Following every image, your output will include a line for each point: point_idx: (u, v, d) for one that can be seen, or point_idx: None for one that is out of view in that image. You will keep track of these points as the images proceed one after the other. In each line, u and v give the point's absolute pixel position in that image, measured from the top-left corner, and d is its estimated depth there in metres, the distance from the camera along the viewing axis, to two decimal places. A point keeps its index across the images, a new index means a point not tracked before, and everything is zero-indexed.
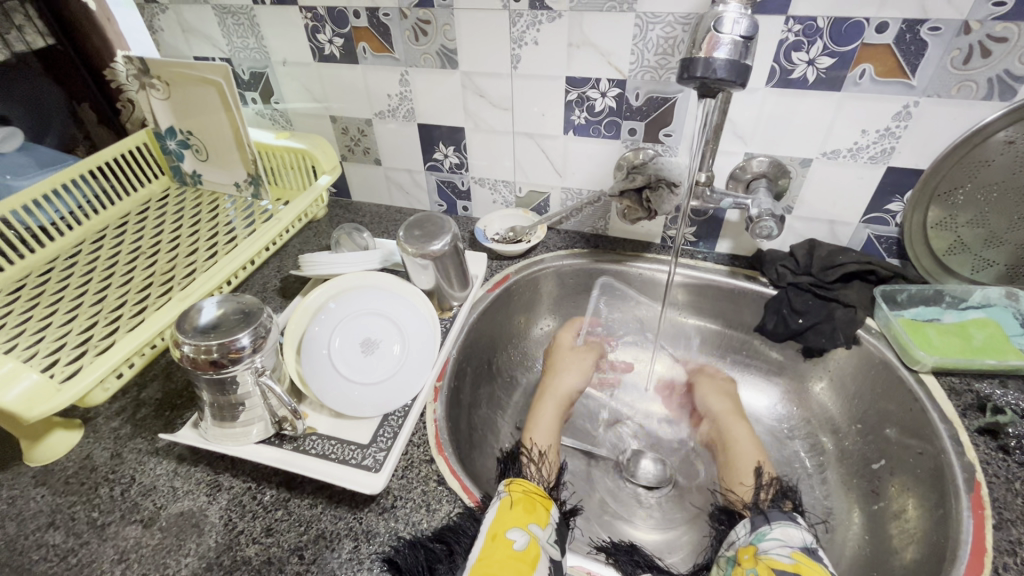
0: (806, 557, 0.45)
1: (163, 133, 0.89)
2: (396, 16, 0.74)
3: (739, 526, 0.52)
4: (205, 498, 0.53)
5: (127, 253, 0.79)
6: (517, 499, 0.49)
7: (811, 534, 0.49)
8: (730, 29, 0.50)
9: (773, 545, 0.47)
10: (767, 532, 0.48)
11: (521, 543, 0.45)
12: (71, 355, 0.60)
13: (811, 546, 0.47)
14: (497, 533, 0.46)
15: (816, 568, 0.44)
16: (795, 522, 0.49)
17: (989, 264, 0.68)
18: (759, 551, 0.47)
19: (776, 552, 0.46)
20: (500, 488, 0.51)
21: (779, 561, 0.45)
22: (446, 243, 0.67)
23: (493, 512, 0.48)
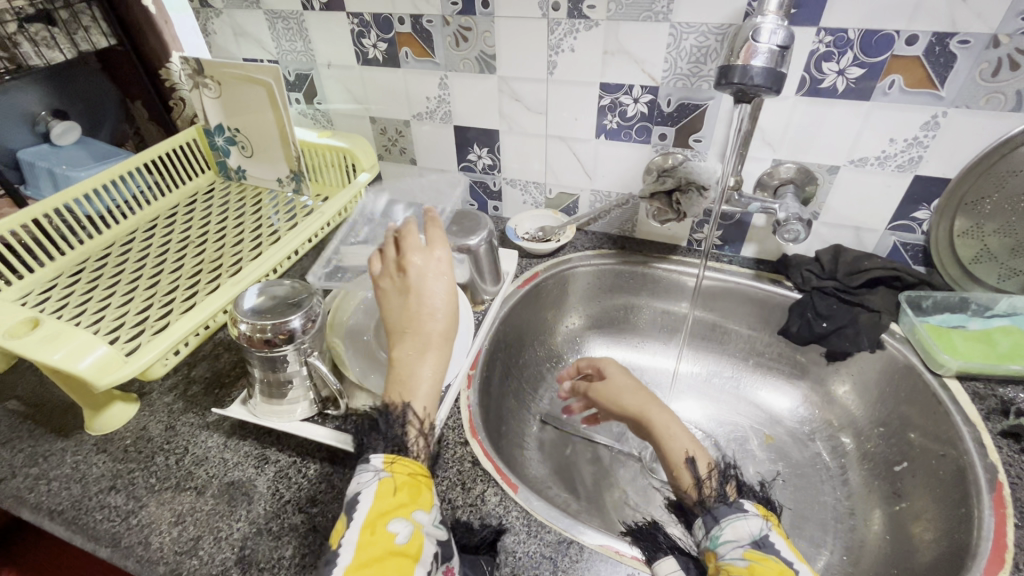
0: (759, 555, 0.42)
1: (213, 129, 0.94)
2: (438, 22, 0.77)
3: (694, 527, 0.48)
4: (253, 469, 0.57)
5: (177, 241, 0.84)
6: (399, 484, 0.45)
7: (763, 519, 0.45)
8: (767, 39, 0.53)
9: (728, 547, 0.44)
10: (720, 534, 0.45)
11: (403, 535, 0.43)
12: (130, 333, 0.65)
13: (764, 534, 0.44)
14: (378, 522, 0.43)
15: (771, 565, 0.41)
16: (742, 512, 0.46)
17: (1016, 273, 0.69)
18: (717, 555, 0.44)
19: (730, 554, 0.43)
20: (380, 469, 0.46)
21: (732, 564, 0.42)
22: (482, 239, 0.71)
23: (373, 498, 0.44)
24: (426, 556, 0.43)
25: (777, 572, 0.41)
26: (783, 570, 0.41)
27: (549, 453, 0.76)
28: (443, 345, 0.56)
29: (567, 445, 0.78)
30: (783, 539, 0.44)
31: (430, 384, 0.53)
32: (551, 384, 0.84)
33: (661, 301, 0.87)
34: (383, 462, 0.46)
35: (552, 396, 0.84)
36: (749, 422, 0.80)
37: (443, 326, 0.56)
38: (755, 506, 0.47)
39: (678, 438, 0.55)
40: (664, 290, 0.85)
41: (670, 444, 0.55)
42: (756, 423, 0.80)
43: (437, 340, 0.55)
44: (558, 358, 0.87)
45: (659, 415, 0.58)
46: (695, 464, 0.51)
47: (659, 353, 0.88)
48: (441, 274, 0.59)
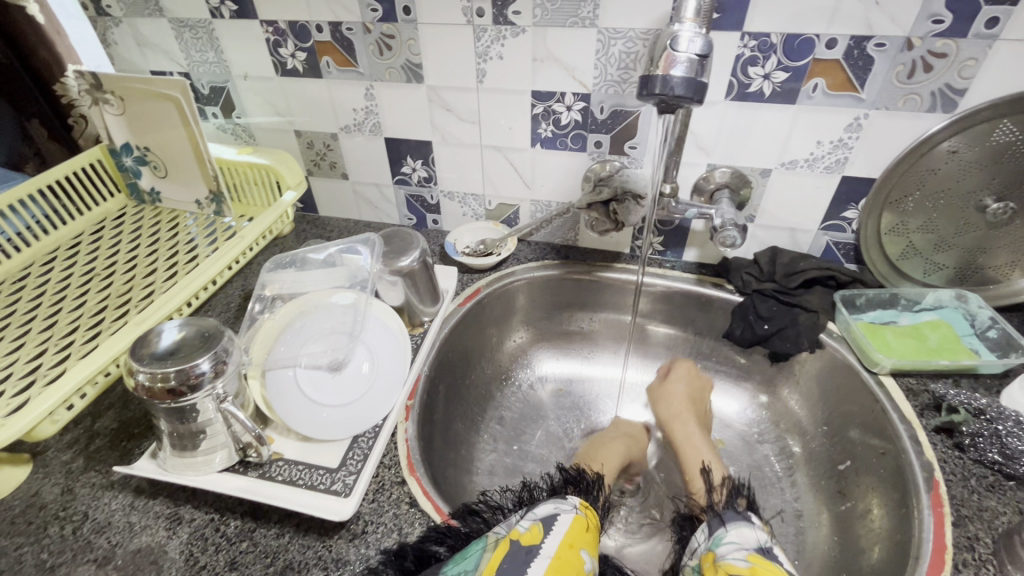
0: (762, 558, 0.44)
1: (119, 149, 0.86)
2: (359, 30, 0.73)
3: (700, 534, 0.52)
4: (164, 532, 0.51)
5: (80, 274, 0.75)
6: (590, 525, 0.50)
7: (766, 534, 0.49)
8: (686, 47, 0.52)
9: (729, 548, 0.47)
10: (723, 536, 0.48)
11: (589, 566, 0.45)
12: (17, 387, 0.57)
13: (766, 547, 0.47)
14: (572, 544, 0.46)
15: (771, 568, 0.43)
16: (749, 523, 0.50)
17: (940, 267, 0.71)
18: (716, 556, 0.46)
19: (732, 556, 0.45)
20: (577, 504, 0.51)
21: (734, 563, 0.44)
22: (414, 259, 0.68)
23: (572, 526, 0.48)
24: None
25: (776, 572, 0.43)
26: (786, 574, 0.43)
27: (500, 478, 0.73)
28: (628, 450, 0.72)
29: (520, 467, 0.75)
30: (786, 554, 0.47)
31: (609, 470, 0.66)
32: (501, 404, 0.81)
33: (608, 309, 0.85)
34: (579, 503, 0.51)
35: (502, 415, 0.81)
36: None
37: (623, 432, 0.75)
38: (759, 521, 0.51)
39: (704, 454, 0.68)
40: (610, 299, 0.84)
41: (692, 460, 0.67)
42: None
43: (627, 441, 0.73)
44: (506, 375, 0.84)
45: (682, 429, 0.71)
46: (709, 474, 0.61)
47: (610, 363, 0.87)
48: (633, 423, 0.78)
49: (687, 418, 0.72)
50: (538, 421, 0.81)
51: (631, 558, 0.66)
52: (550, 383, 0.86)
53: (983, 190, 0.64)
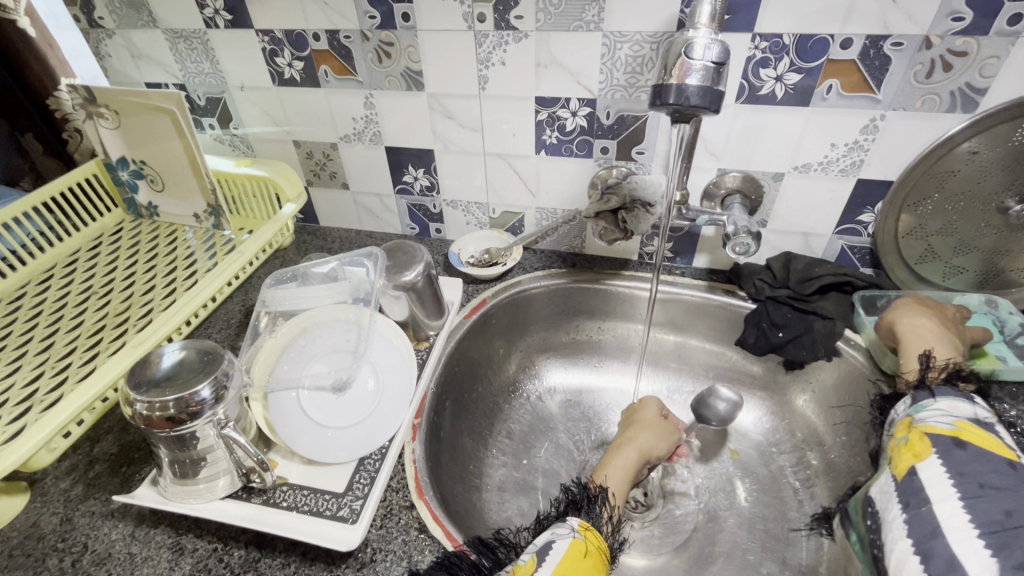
0: (970, 425, 0.48)
1: (115, 163, 0.84)
2: (357, 38, 0.71)
3: (901, 405, 0.56)
4: (166, 564, 0.49)
5: (77, 293, 0.74)
6: (590, 550, 0.47)
7: (989, 412, 0.50)
8: (702, 54, 0.49)
9: (932, 414, 0.51)
10: (928, 403, 0.52)
11: None
12: (13, 414, 0.55)
13: (982, 418, 0.49)
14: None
15: (980, 433, 0.47)
16: (968, 400, 0.51)
17: (960, 270, 0.69)
18: (917, 419, 0.51)
19: (936, 420, 0.50)
20: (576, 528, 0.48)
21: (936, 424, 0.49)
22: (418, 273, 0.66)
23: (565, 556, 0.45)
24: None
25: (984, 437, 0.46)
26: (1000, 445, 0.46)
27: (511, 494, 0.71)
28: (643, 443, 0.66)
29: (530, 482, 0.73)
30: (1011, 432, 0.48)
31: (617, 482, 0.61)
32: (509, 416, 0.80)
33: (617, 317, 0.83)
34: (577, 524, 0.49)
35: (510, 429, 0.79)
36: (712, 437, 0.78)
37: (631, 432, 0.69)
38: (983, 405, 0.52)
39: (941, 344, 0.58)
40: (618, 307, 0.82)
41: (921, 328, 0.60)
42: (720, 439, 0.78)
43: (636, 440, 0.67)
44: (513, 387, 0.82)
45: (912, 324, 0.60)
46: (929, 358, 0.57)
47: (619, 372, 0.85)
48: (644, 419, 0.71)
49: (917, 310, 0.62)
50: (547, 433, 0.79)
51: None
52: (559, 394, 0.84)
53: (1005, 191, 0.62)
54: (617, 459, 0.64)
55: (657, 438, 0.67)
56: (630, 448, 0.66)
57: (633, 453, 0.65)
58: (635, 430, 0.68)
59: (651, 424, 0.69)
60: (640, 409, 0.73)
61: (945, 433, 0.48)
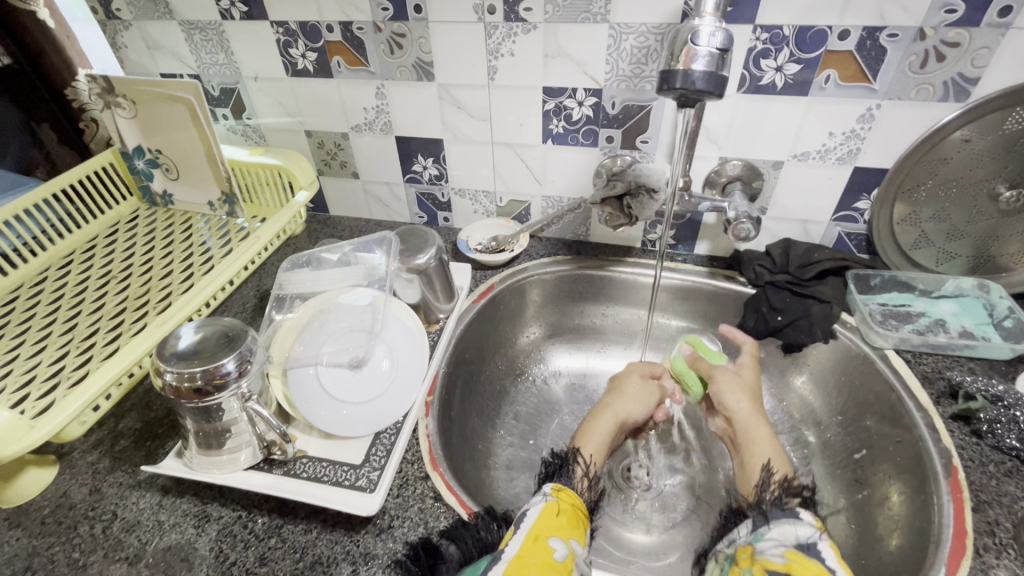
0: (799, 556, 0.47)
1: (131, 152, 0.86)
2: (370, 29, 0.73)
3: (744, 526, 0.54)
4: (193, 530, 0.52)
5: (97, 278, 0.76)
6: (562, 508, 0.50)
7: (814, 529, 0.49)
8: (707, 41, 0.52)
9: (770, 545, 0.49)
10: (765, 533, 0.51)
11: (560, 550, 0.45)
12: (42, 389, 0.57)
13: (810, 541, 0.48)
14: (539, 534, 0.46)
15: (809, 567, 0.45)
16: (795, 519, 0.51)
17: (952, 256, 0.71)
18: (755, 551, 0.50)
19: (771, 553, 0.48)
20: (548, 492, 0.52)
21: (771, 559, 0.48)
22: (430, 257, 0.69)
23: (539, 517, 0.48)
24: None
25: (811, 571, 0.45)
26: (821, 572, 0.45)
27: (518, 471, 0.73)
28: (621, 412, 0.67)
29: (537, 460, 0.75)
30: (833, 552, 0.46)
31: (594, 447, 0.62)
32: (515, 399, 0.82)
33: (621, 303, 0.86)
34: (550, 489, 0.52)
35: (517, 410, 0.81)
36: None
37: (609, 401, 0.70)
38: (811, 517, 0.51)
39: (776, 458, 0.61)
40: (622, 293, 0.85)
41: (747, 432, 0.65)
42: None
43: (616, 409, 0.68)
44: (519, 370, 0.85)
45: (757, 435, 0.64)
46: (766, 476, 0.59)
47: (623, 357, 0.88)
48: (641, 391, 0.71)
49: (756, 418, 0.66)
50: (552, 414, 0.82)
51: (650, 549, 0.67)
52: (564, 378, 0.86)
53: (995, 177, 0.64)
54: (595, 427, 0.65)
55: (635, 401, 0.70)
56: (608, 415, 0.67)
57: (611, 421, 0.66)
58: (612, 398, 0.70)
59: (630, 390, 0.71)
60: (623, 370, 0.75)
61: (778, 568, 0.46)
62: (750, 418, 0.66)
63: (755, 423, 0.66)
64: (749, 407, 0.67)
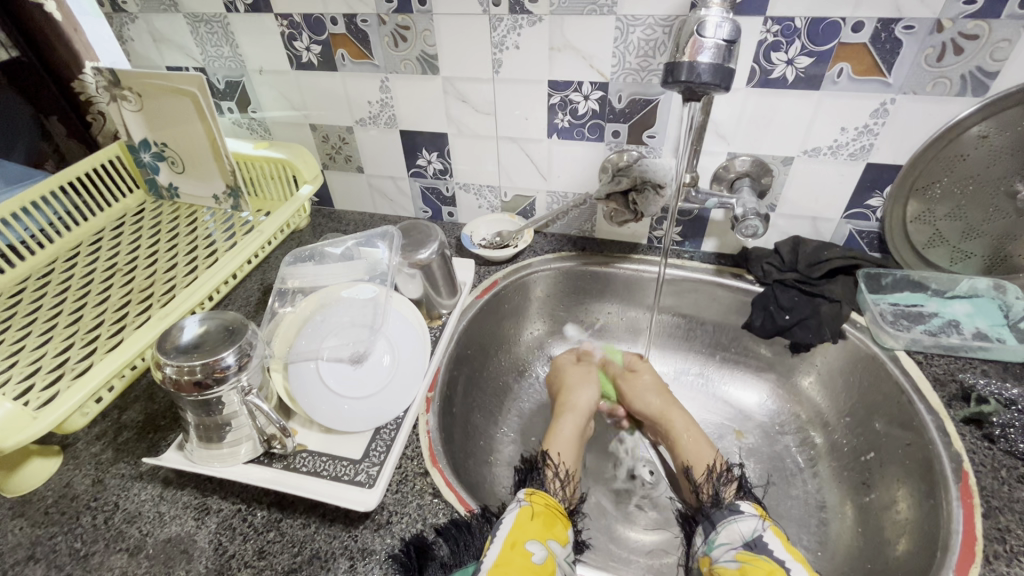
0: (750, 556, 0.47)
1: (137, 145, 0.86)
2: (374, 22, 0.73)
3: (696, 535, 0.54)
4: (193, 522, 0.52)
5: (103, 270, 0.76)
6: (537, 512, 0.51)
7: (757, 520, 0.50)
8: (713, 33, 0.51)
9: (722, 550, 0.49)
10: (715, 538, 0.51)
11: (540, 555, 0.46)
12: (46, 380, 0.57)
13: (755, 536, 0.48)
14: (517, 540, 0.47)
15: (761, 565, 0.46)
16: (736, 516, 0.51)
17: (968, 255, 0.70)
18: (712, 561, 0.49)
19: (725, 559, 0.48)
20: (522, 497, 0.52)
21: (725, 566, 0.48)
22: (433, 252, 0.68)
23: (514, 522, 0.49)
24: None
25: (765, 569, 0.45)
26: (773, 569, 0.45)
27: None
28: (581, 413, 0.69)
29: None
30: (779, 540, 0.48)
31: (564, 446, 0.64)
32: (518, 395, 0.82)
33: (625, 300, 0.85)
34: (524, 494, 0.53)
35: (519, 407, 0.81)
36: (720, 420, 0.79)
37: (565, 400, 0.71)
38: (751, 507, 0.52)
39: (699, 456, 0.63)
40: (627, 291, 0.84)
41: (672, 428, 0.68)
42: (726, 420, 0.79)
43: (569, 405, 0.71)
44: (522, 367, 0.84)
45: (677, 432, 0.67)
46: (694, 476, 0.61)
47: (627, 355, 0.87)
48: (584, 383, 0.74)
49: (670, 411, 0.70)
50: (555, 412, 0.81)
51: (651, 548, 0.66)
52: None
53: (1014, 175, 0.62)
54: (561, 429, 0.66)
55: (589, 395, 0.72)
56: (569, 417, 0.68)
57: (573, 422, 0.68)
58: (569, 397, 0.72)
59: (575, 384, 0.73)
60: (566, 369, 0.77)
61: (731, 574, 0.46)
62: (665, 412, 0.70)
63: (670, 413, 0.70)
64: (660, 401, 0.71)
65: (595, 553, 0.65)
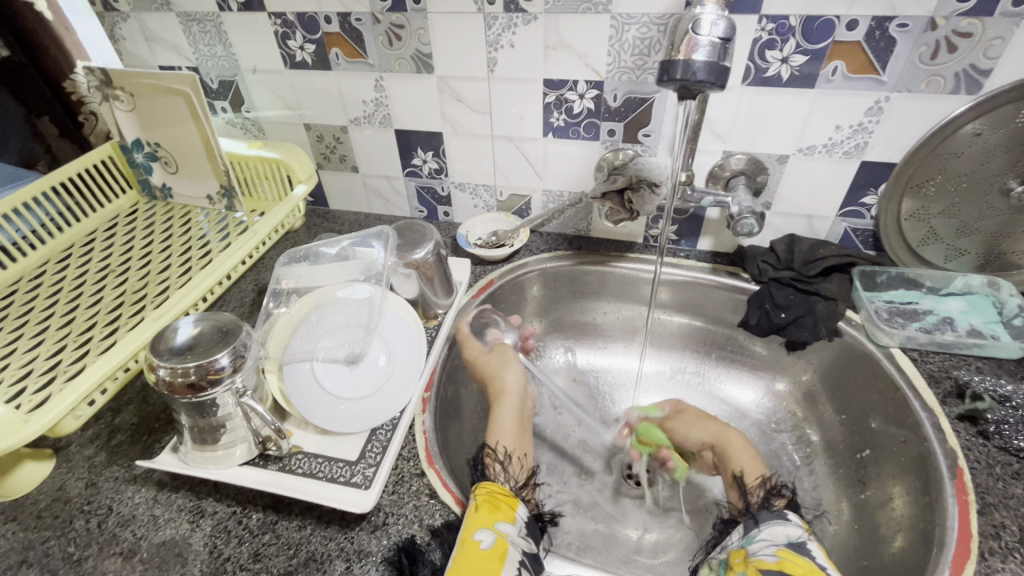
0: (792, 554, 0.47)
1: (130, 146, 0.85)
2: (368, 21, 0.72)
3: (733, 532, 0.54)
4: (187, 525, 0.52)
5: (95, 271, 0.75)
6: (480, 499, 0.51)
7: (803, 529, 0.50)
8: (708, 31, 0.51)
9: (762, 546, 0.49)
10: (756, 534, 0.51)
11: (487, 540, 0.47)
12: (39, 383, 0.57)
13: (800, 541, 0.49)
14: (463, 535, 0.47)
15: (801, 564, 0.46)
16: (783, 519, 0.51)
17: (962, 253, 0.70)
18: (749, 552, 0.49)
19: (764, 553, 0.48)
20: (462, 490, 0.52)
21: (764, 559, 0.47)
22: (428, 252, 0.68)
23: (459, 514, 0.49)
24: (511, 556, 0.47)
25: (805, 568, 0.45)
26: (815, 570, 0.45)
27: None
28: (511, 396, 0.69)
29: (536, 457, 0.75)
30: (822, 549, 0.48)
31: (510, 435, 0.64)
32: None
33: (622, 299, 0.85)
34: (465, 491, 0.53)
35: None
36: None
37: (502, 386, 0.70)
38: (797, 518, 0.52)
39: (749, 463, 0.62)
40: (623, 290, 0.84)
41: (724, 446, 0.66)
42: (722, 418, 0.79)
43: (507, 390, 0.69)
44: None
45: (732, 445, 0.66)
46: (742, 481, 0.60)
47: (623, 354, 0.87)
48: (508, 367, 0.72)
49: (724, 429, 0.68)
50: (551, 411, 0.81)
51: (648, 547, 0.66)
52: (564, 374, 0.86)
53: (1007, 172, 0.62)
54: (500, 417, 0.66)
55: (512, 379, 0.71)
56: (507, 408, 0.67)
57: (511, 410, 0.67)
58: (496, 383, 0.70)
59: (487, 368, 0.72)
60: (478, 359, 0.73)
61: (771, 567, 0.46)
62: (721, 432, 0.68)
63: (723, 434, 0.68)
64: (713, 424, 0.69)
65: (592, 552, 0.65)
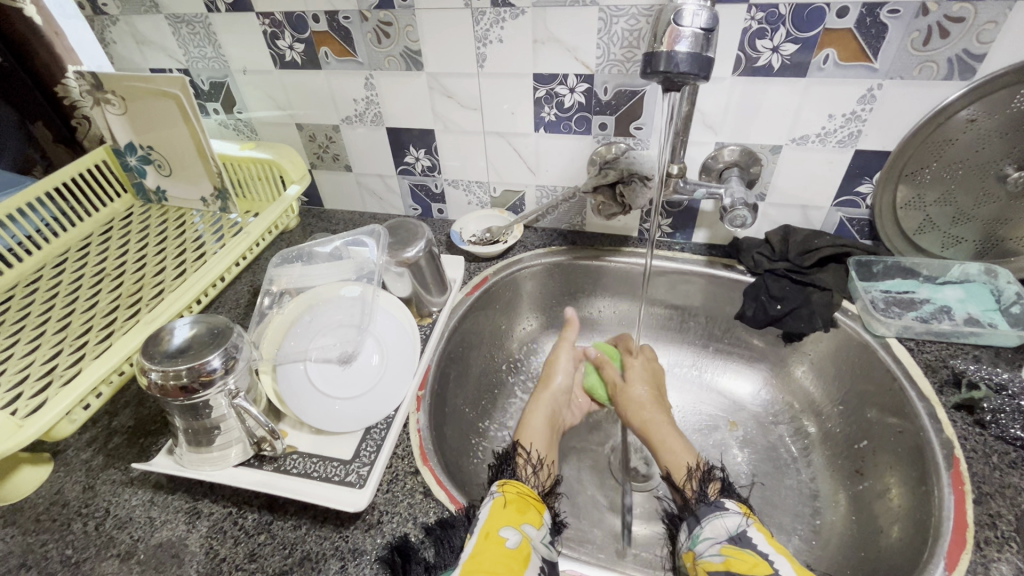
0: (734, 549, 0.47)
1: (123, 149, 0.85)
2: (356, 19, 0.72)
3: (681, 530, 0.55)
4: (184, 527, 0.52)
5: (91, 275, 0.76)
6: (510, 500, 0.52)
7: (741, 516, 0.50)
8: (690, 21, 0.50)
9: (707, 544, 0.50)
10: (700, 533, 0.51)
11: (514, 538, 0.48)
12: (35, 388, 0.57)
13: (741, 530, 0.49)
14: (490, 530, 0.48)
15: (745, 558, 0.46)
16: (721, 512, 0.52)
17: (959, 240, 0.69)
18: (696, 555, 0.50)
19: (710, 553, 0.49)
20: (494, 490, 0.54)
21: (709, 560, 0.48)
22: (420, 250, 0.68)
23: (488, 512, 0.50)
24: (536, 560, 0.47)
25: (749, 562, 0.46)
26: (758, 562, 0.45)
27: None
28: (548, 400, 0.71)
29: None
30: (762, 534, 0.48)
31: (539, 436, 0.66)
32: (512, 391, 0.81)
33: (618, 293, 0.85)
34: (496, 485, 0.55)
35: (512, 402, 0.81)
36: (714, 411, 0.79)
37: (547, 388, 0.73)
38: (736, 505, 0.53)
39: (681, 455, 0.62)
40: (618, 284, 0.84)
41: (656, 432, 0.66)
42: (720, 411, 0.79)
43: (548, 394, 0.72)
44: (514, 362, 0.84)
45: (662, 431, 0.65)
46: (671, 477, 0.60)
47: None
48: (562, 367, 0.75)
49: (660, 418, 0.67)
50: None
51: (646, 540, 0.66)
52: None
53: (1003, 158, 0.61)
54: (533, 419, 0.68)
55: (561, 381, 0.73)
56: (537, 410, 0.70)
57: (545, 414, 0.69)
58: (543, 386, 0.73)
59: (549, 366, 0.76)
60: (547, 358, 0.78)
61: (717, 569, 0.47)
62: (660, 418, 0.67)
63: (661, 422, 0.67)
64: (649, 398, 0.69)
65: (590, 547, 0.65)
